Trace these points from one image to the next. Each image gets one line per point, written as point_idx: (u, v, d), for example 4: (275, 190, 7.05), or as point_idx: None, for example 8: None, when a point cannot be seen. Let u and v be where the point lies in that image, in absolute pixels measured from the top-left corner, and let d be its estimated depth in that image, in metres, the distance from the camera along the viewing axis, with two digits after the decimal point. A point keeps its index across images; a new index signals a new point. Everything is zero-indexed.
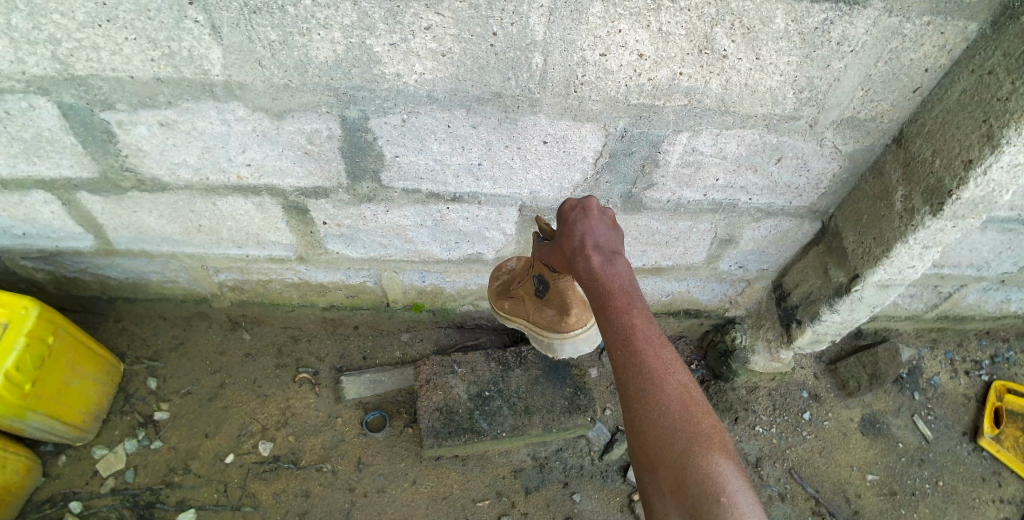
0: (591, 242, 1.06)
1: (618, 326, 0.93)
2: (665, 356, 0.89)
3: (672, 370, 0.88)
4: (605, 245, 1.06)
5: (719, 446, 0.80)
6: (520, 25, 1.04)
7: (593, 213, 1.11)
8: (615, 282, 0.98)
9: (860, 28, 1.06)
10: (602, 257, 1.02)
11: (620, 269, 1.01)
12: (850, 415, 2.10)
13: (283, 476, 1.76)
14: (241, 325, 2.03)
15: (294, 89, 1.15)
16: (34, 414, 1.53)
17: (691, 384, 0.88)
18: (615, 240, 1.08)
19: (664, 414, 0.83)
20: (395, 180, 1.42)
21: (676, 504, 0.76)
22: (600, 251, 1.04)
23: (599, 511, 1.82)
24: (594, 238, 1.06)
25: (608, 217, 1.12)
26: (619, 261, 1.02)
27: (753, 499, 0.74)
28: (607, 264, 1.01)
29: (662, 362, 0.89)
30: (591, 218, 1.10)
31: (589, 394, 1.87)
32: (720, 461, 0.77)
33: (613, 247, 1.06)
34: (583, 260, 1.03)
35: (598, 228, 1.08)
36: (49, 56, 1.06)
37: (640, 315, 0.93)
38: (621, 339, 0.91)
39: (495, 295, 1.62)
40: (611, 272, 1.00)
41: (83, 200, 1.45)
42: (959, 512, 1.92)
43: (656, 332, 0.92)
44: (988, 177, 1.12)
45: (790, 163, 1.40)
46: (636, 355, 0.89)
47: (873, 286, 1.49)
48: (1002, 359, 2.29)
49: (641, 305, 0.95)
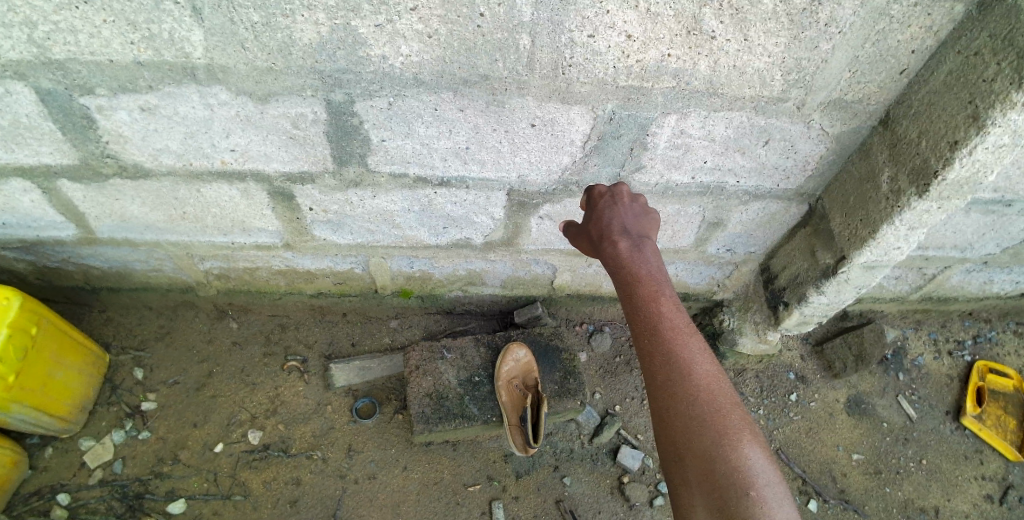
0: (619, 225, 1.23)
1: (646, 314, 1.07)
2: (691, 346, 1.03)
3: (699, 360, 1.01)
4: (634, 231, 1.21)
5: (747, 439, 0.92)
6: (507, 5, 1.03)
7: (623, 201, 1.29)
8: (642, 268, 1.14)
9: (848, 9, 1.06)
10: (630, 244, 1.18)
11: (647, 256, 1.17)
12: (836, 395, 2.13)
13: (273, 464, 1.76)
14: (227, 314, 2.02)
15: (278, 72, 1.14)
16: (20, 407, 1.51)
17: (718, 374, 1.00)
18: (643, 225, 1.25)
19: (692, 406, 0.95)
20: (382, 164, 1.40)
21: (703, 495, 0.88)
22: (628, 237, 1.19)
23: (589, 494, 1.84)
24: (623, 225, 1.23)
25: (639, 203, 1.29)
26: (646, 248, 1.18)
27: (779, 490, 0.87)
28: (634, 250, 1.17)
29: (688, 352, 1.01)
30: (620, 205, 1.28)
31: (579, 378, 1.89)
32: (748, 454, 0.90)
33: (639, 232, 1.22)
34: (611, 245, 1.19)
35: (627, 215, 1.26)
36: (25, 39, 1.04)
37: (666, 302, 1.09)
38: (649, 328, 1.06)
39: (505, 378, 1.81)
40: (637, 257, 1.16)
41: (64, 188, 1.43)
42: (942, 489, 1.97)
43: (683, 322, 1.07)
44: (974, 157, 1.14)
45: (777, 145, 1.40)
46: (663, 344, 1.03)
47: (860, 267, 1.52)
48: (984, 339, 2.34)
49: (668, 294, 1.11)
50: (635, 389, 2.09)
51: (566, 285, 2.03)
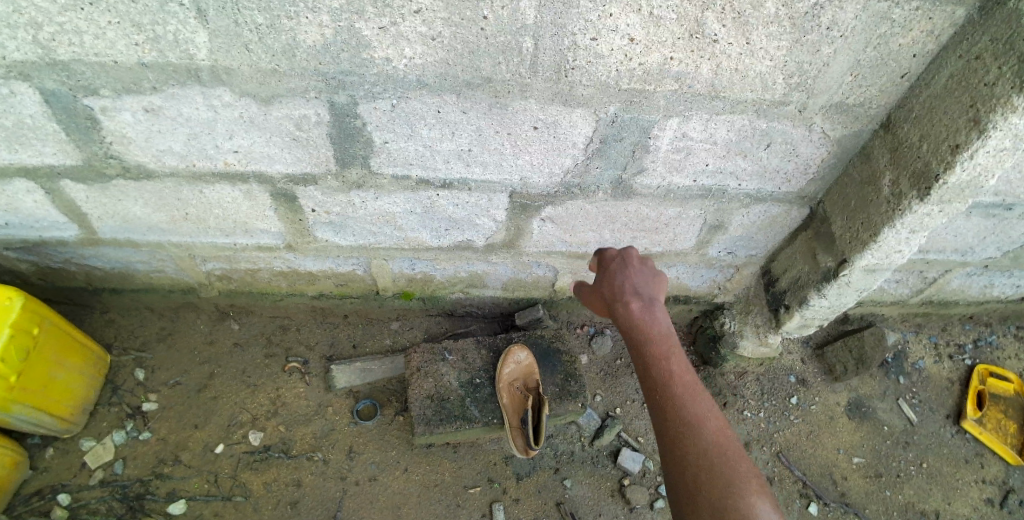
0: (630, 284, 1.28)
1: (657, 371, 1.10)
2: (701, 401, 1.05)
3: (709, 415, 1.02)
4: (644, 290, 1.26)
5: (758, 492, 0.92)
6: (510, 8, 1.04)
7: (632, 260, 1.34)
8: (653, 327, 1.18)
9: (850, 13, 1.07)
10: (641, 303, 1.22)
11: (657, 315, 1.20)
12: (837, 399, 2.13)
13: (273, 465, 1.76)
14: (229, 316, 2.02)
15: (282, 74, 1.14)
16: (21, 407, 1.51)
17: (728, 430, 1.01)
18: (653, 284, 1.29)
19: (703, 459, 0.96)
20: (385, 166, 1.41)
21: None
22: (639, 296, 1.24)
23: (589, 497, 1.84)
24: (633, 283, 1.28)
25: (648, 263, 1.34)
26: (657, 307, 1.22)
27: None
28: (644, 308, 1.21)
29: (699, 408, 1.03)
30: (630, 264, 1.33)
31: (580, 381, 1.89)
32: (759, 507, 0.90)
33: (649, 291, 1.27)
34: (622, 304, 1.24)
35: (636, 274, 1.31)
36: (30, 40, 1.04)
37: (677, 361, 1.12)
38: (660, 385, 1.08)
39: (506, 381, 1.80)
40: (648, 316, 1.20)
41: (66, 188, 1.43)
42: (943, 493, 1.97)
43: (693, 379, 1.09)
44: (975, 161, 1.14)
45: (778, 148, 1.40)
46: (675, 400, 1.05)
47: (861, 270, 1.52)
48: (984, 343, 2.34)
49: (678, 352, 1.14)
50: (635, 391, 2.09)
51: (567, 288, 2.02)
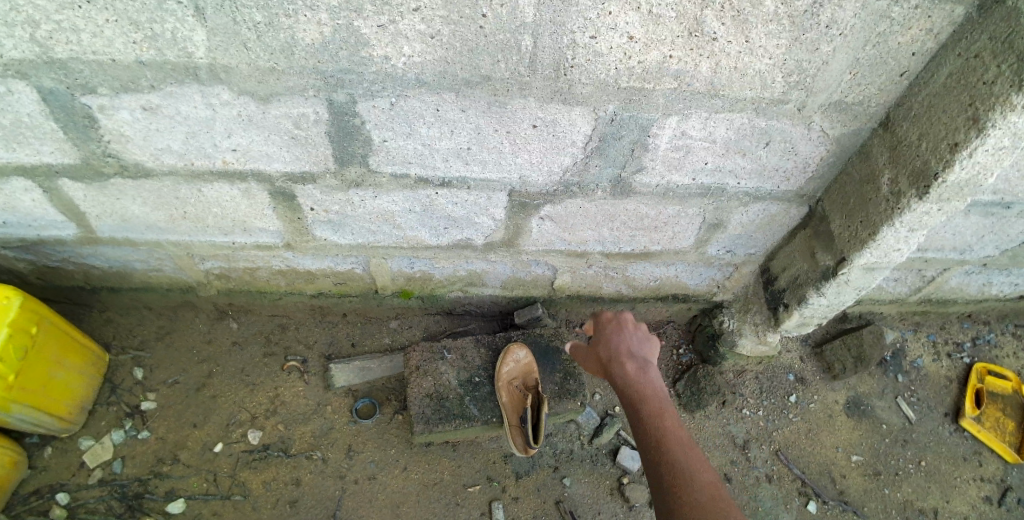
0: (626, 350, 1.49)
1: (651, 423, 1.26)
2: (690, 450, 1.18)
3: (698, 462, 1.14)
4: (639, 356, 1.47)
5: None
6: (509, 6, 1.03)
7: (629, 329, 1.55)
8: (646, 387, 1.36)
9: (849, 11, 1.07)
10: (636, 366, 1.43)
11: (650, 377, 1.40)
12: (835, 397, 2.14)
13: (273, 464, 1.76)
14: (228, 315, 2.01)
15: (280, 73, 1.14)
16: (20, 407, 1.50)
17: (715, 476, 1.12)
18: (646, 352, 1.50)
19: (690, 495, 1.06)
20: (383, 164, 1.40)
21: None
22: (634, 360, 1.45)
23: (588, 495, 1.84)
24: (629, 349, 1.49)
25: (643, 333, 1.55)
26: (650, 371, 1.42)
27: None
28: (639, 371, 1.41)
29: (688, 455, 1.16)
30: (627, 332, 1.54)
31: (579, 379, 1.89)
32: None
33: (644, 357, 1.47)
34: (619, 366, 1.45)
35: (633, 342, 1.52)
36: (28, 38, 1.04)
37: (669, 416, 1.27)
38: (653, 435, 1.23)
39: (505, 379, 1.80)
40: (642, 377, 1.39)
41: (64, 187, 1.42)
42: (941, 490, 1.97)
43: (683, 433, 1.23)
44: (974, 159, 1.14)
45: (778, 146, 1.40)
46: (666, 447, 1.19)
47: (860, 269, 1.52)
48: (982, 341, 2.34)
49: (670, 410, 1.30)
50: None
51: (567, 286, 2.01)
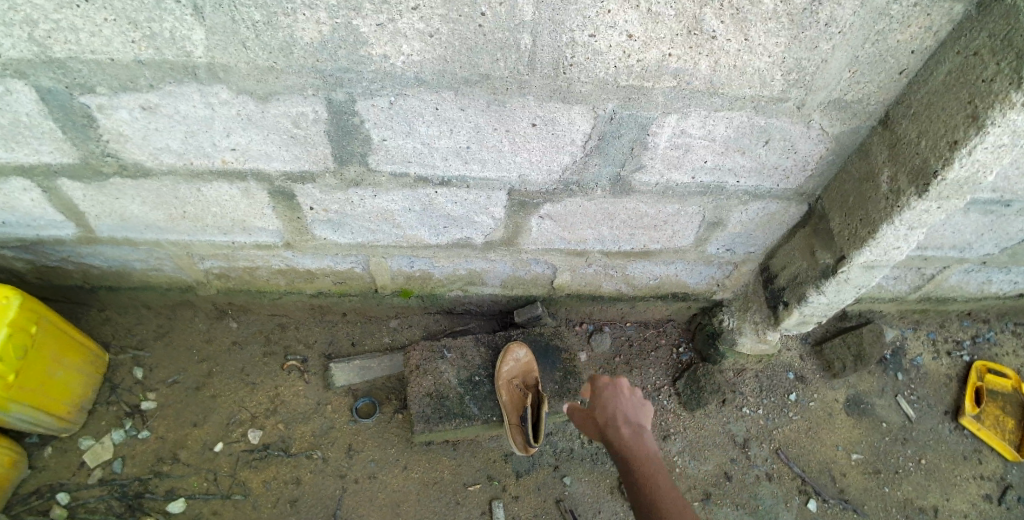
0: (622, 412, 1.53)
1: (648, 498, 1.31)
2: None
3: None
4: (634, 420, 1.52)
5: None
6: (508, 4, 1.03)
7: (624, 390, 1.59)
8: (642, 454, 1.42)
9: (849, 9, 1.07)
10: (631, 432, 1.48)
11: (645, 444, 1.45)
12: (835, 395, 2.14)
13: (273, 463, 1.76)
14: (227, 314, 2.01)
15: (279, 71, 1.14)
16: (20, 406, 1.50)
17: None
18: (641, 414, 1.54)
19: None
20: (383, 163, 1.40)
21: None
22: (629, 424, 1.50)
23: (589, 494, 1.84)
24: (624, 412, 1.53)
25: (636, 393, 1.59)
26: (645, 437, 1.48)
27: None
28: (634, 437, 1.46)
29: None
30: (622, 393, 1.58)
31: (578, 378, 1.89)
32: None
33: (638, 421, 1.52)
34: (615, 430, 1.49)
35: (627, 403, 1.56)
36: (26, 38, 1.03)
37: (664, 486, 1.33)
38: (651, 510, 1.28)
39: (505, 378, 1.80)
40: (637, 445, 1.44)
41: (63, 186, 1.42)
42: (941, 488, 1.97)
43: (679, 502, 1.29)
44: (973, 157, 1.14)
45: (778, 145, 1.40)
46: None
47: (859, 267, 1.52)
48: (982, 339, 2.34)
49: (665, 479, 1.36)
50: None
51: (566, 284, 2.01)
